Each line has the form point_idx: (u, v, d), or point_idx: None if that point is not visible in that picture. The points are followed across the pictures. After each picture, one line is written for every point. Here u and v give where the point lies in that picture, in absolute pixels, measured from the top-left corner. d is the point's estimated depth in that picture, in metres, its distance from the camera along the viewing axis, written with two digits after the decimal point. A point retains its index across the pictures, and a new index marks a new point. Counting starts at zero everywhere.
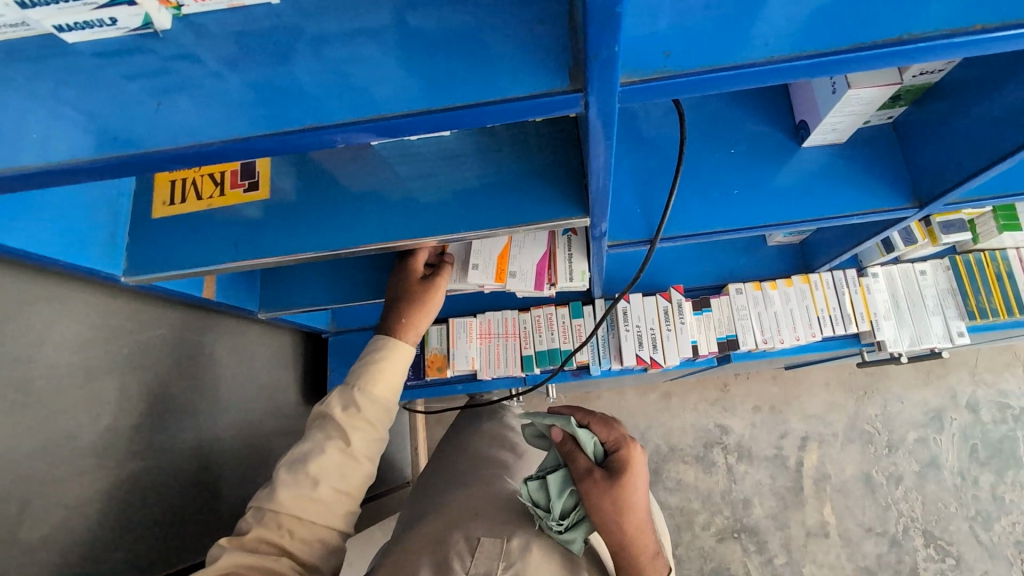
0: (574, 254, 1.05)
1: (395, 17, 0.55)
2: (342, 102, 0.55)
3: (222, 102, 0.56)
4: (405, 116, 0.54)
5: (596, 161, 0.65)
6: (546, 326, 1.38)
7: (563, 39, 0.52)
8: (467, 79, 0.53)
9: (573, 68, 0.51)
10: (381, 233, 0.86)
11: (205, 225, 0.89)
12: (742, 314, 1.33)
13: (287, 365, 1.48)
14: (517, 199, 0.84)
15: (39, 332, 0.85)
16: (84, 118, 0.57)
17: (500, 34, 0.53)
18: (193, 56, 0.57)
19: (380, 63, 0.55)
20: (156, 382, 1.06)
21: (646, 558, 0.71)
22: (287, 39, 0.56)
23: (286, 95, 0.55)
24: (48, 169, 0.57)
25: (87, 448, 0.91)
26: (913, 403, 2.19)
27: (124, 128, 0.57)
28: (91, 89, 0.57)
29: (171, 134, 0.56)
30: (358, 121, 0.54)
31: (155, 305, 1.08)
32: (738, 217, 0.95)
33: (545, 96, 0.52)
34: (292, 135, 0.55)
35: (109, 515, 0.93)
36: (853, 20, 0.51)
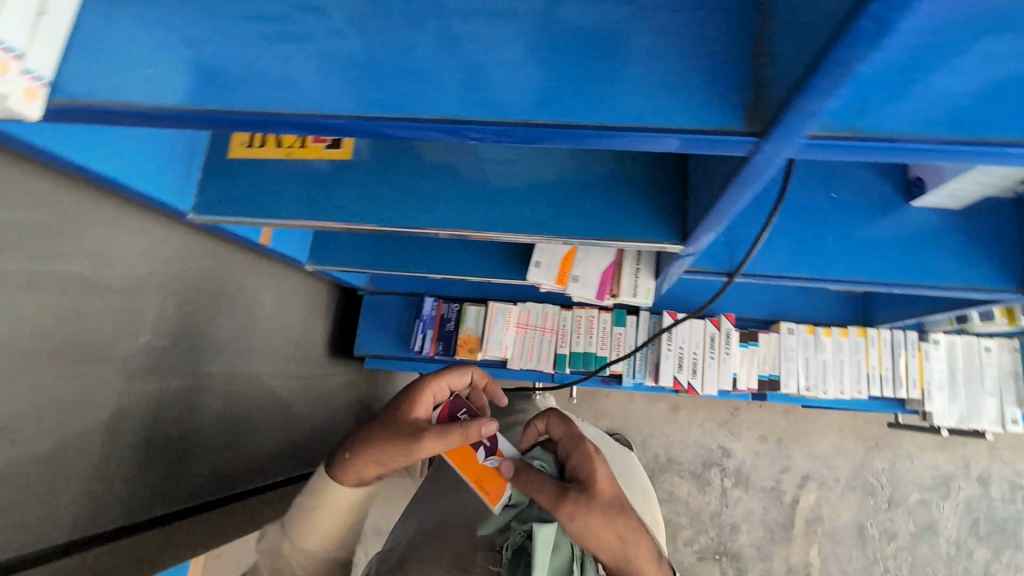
0: (642, 270, 1.00)
1: (548, 9, 0.51)
2: (480, 96, 0.50)
3: (347, 68, 0.51)
4: (546, 125, 0.48)
5: (724, 202, 0.59)
6: (585, 327, 1.35)
7: (743, 70, 0.47)
8: (621, 94, 0.48)
9: (752, 109, 0.46)
10: (464, 219, 0.82)
11: (281, 176, 0.85)
12: (789, 355, 1.29)
13: (321, 319, 1.47)
14: (611, 209, 0.79)
15: (101, 250, 0.81)
16: (199, 63, 0.52)
17: (669, 51, 0.48)
18: (322, 11, 0.52)
19: (532, 61, 0.50)
20: (197, 317, 1.03)
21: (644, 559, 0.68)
22: (423, 11, 0.52)
23: (417, 71, 0.51)
24: (150, 112, 0.52)
25: (129, 374, 0.89)
26: (923, 465, 2.15)
27: (238, 78, 0.52)
28: (211, 31, 0.53)
29: (288, 94, 0.51)
30: (498, 124, 0.49)
31: (208, 239, 1.05)
32: (827, 266, 0.90)
33: (712, 134, 0.46)
34: (424, 125, 0.50)
35: (140, 445, 0.91)
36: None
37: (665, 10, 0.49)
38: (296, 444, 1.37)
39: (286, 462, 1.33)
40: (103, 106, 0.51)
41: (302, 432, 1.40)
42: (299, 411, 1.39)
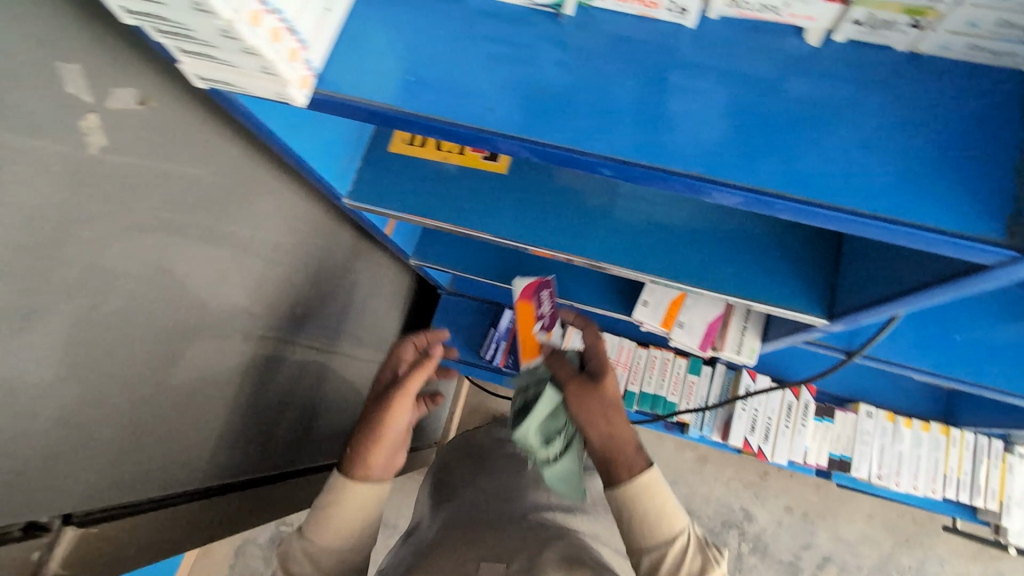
0: (749, 328, 1.00)
1: (788, 78, 0.49)
2: (716, 156, 0.48)
3: (582, 104, 0.51)
4: (782, 195, 0.47)
5: (913, 298, 0.58)
6: (659, 369, 1.34)
7: (1008, 182, 0.44)
8: (866, 179, 0.46)
9: (1017, 218, 0.43)
10: (604, 253, 0.82)
11: (433, 178, 0.85)
12: (865, 439, 1.25)
13: (397, 310, 1.47)
14: (760, 274, 0.77)
15: (262, 222, 0.81)
16: (450, 77, 0.52)
17: (923, 145, 0.46)
18: (567, 46, 0.52)
19: (783, 130, 0.48)
20: (313, 299, 1.03)
21: (629, 452, 0.73)
22: (662, 61, 0.51)
23: (653, 120, 0.50)
24: (386, 113, 0.52)
25: (259, 343, 0.90)
26: (953, 571, 2.07)
27: (475, 96, 0.52)
28: (461, 49, 0.53)
29: (523, 121, 0.51)
30: (753, 190, 0.47)
31: (341, 224, 1.05)
32: (955, 366, 0.88)
33: (970, 241, 0.44)
34: (673, 178, 0.49)
35: (251, 411, 0.92)
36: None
37: (917, 100, 0.47)
38: (356, 431, 1.36)
39: (345, 445, 1.32)
40: (358, 103, 0.51)
41: None
42: (363, 397, 1.38)
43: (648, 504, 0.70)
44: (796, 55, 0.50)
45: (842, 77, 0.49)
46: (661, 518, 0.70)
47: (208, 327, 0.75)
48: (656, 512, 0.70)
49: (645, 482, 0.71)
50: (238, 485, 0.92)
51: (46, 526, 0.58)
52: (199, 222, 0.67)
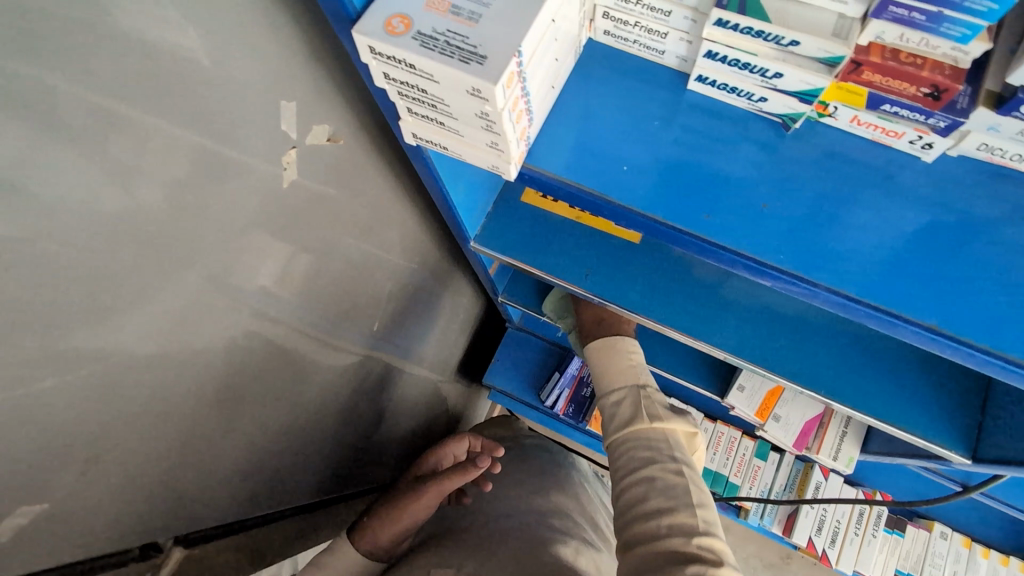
0: (849, 435, 0.95)
1: (1020, 230, 0.47)
2: (926, 298, 0.47)
3: (789, 218, 0.49)
4: (996, 354, 0.45)
5: None
6: (724, 448, 1.28)
7: None
8: None
9: None
10: (732, 343, 0.77)
11: (560, 234, 0.83)
12: (936, 561, 1.19)
13: (463, 337, 1.44)
14: (896, 395, 0.73)
15: (382, 248, 0.80)
16: (660, 170, 0.51)
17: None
18: (782, 156, 0.51)
19: (1019, 289, 0.47)
20: (400, 323, 1.01)
21: (591, 323, 0.87)
22: (880, 189, 0.49)
23: (863, 249, 0.48)
24: (585, 195, 0.51)
25: (349, 362, 0.88)
26: None
27: (680, 194, 0.50)
28: (673, 140, 0.52)
29: (726, 228, 0.49)
30: (989, 351, 0.46)
31: (439, 252, 1.03)
32: None
33: None
34: (903, 324, 0.47)
35: (328, 436, 0.92)
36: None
37: None
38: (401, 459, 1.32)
39: (395, 469, 1.30)
40: (564, 184, 0.51)
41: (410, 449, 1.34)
42: (421, 424, 1.36)
43: (610, 362, 0.81)
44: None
45: None
46: (620, 367, 0.80)
47: (314, 343, 0.73)
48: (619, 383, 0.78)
49: (602, 343, 0.83)
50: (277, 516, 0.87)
51: (162, 545, 0.64)
52: (334, 240, 0.67)
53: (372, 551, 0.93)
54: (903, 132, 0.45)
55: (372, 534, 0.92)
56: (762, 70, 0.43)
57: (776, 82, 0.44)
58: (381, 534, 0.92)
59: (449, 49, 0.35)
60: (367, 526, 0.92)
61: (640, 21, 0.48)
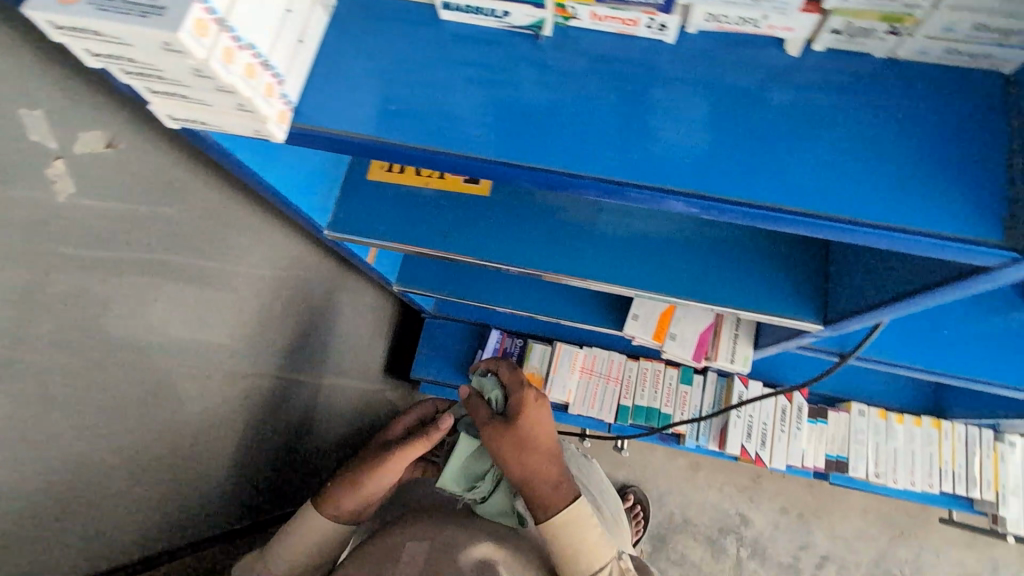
0: (741, 337, 0.99)
1: (772, 91, 0.50)
2: (701, 168, 0.49)
3: (570, 125, 0.51)
4: (772, 207, 0.48)
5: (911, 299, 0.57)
6: (651, 382, 1.32)
7: (990, 183, 0.46)
8: (854, 187, 0.48)
9: (1010, 224, 0.44)
10: (596, 272, 0.80)
11: (409, 203, 0.83)
12: (860, 438, 1.25)
13: (382, 337, 1.44)
14: (753, 282, 0.77)
15: (230, 253, 0.81)
16: (432, 104, 0.52)
17: (909, 151, 0.48)
18: (551, 67, 0.52)
19: (784, 145, 0.49)
20: (292, 334, 1.02)
21: (548, 488, 0.73)
22: (648, 80, 0.51)
23: (642, 140, 0.50)
24: (371, 145, 0.52)
25: (226, 374, 0.87)
26: (948, 561, 2.10)
27: (464, 122, 0.51)
28: (440, 72, 0.53)
29: (509, 146, 0.51)
30: (765, 206, 0.48)
31: (321, 256, 1.05)
32: (950, 363, 0.87)
33: (962, 241, 0.45)
34: (681, 198, 0.50)
35: (228, 455, 0.93)
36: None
37: (901, 109, 0.49)
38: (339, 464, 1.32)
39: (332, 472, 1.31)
40: (353, 138, 0.51)
41: (349, 451, 1.35)
42: (352, 428, 1.36)
43: (584, 535, 0.72)
44: (778, 68, 0.51)
45: (823, 88, 0.50)
46: (591, 545, 0.72)
47: (159, 354, 0.73)
48: (580, 548, 0.72)
49: (572, 516, 0.72)
50: (181, 548, 0.87)
51: None
52: (148, 246, 0.68)
53: (339, 518, 0.80)
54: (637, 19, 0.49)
55: (335, 500, 0.80)
56: None
57: None
58: (346, 501, 0.79)
59: (126, 6, 0.34)
60: (330, 492, 0.80)
61: None
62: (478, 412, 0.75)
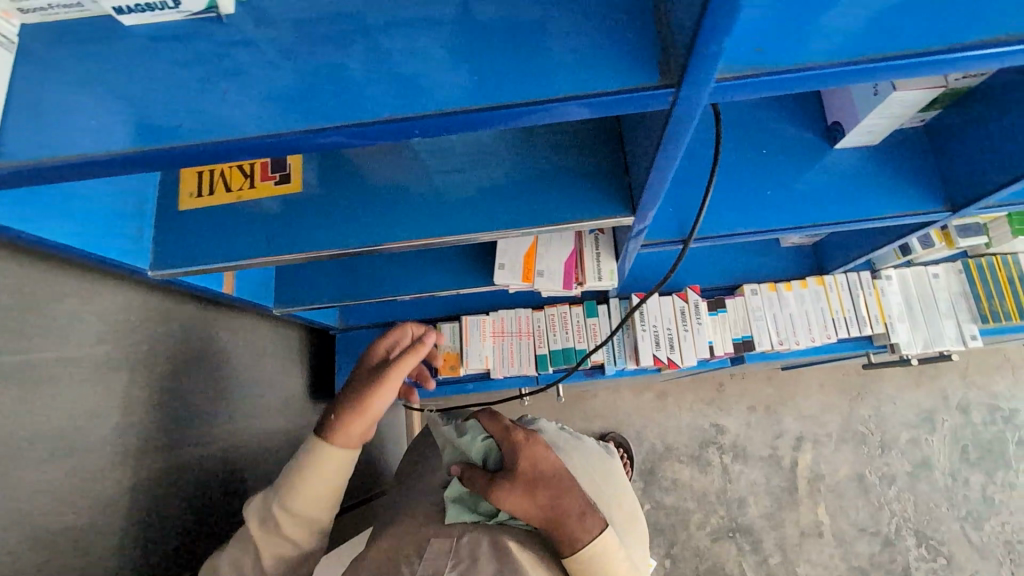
0: (602, 254, 1.02)
1: (462, 10, 0.55)
2: (411, 95, 0.53)
3: (284, 92, 0.54)
4: (479, 108, 0.52)
5: (661, 162, 0.62)
6: (560, 325, 1.35)
7: (645, 35, 0.51)
8: (545, 73, 0.52)
9: (664, 63, 0.50)
10: (417, 229, 0.87)
11: (232, 218, 0.88)
12: (757, 315, 1.31)
13: (297, 366, 1.45)
14: (558, 197, 0.84)
15: (57, 322, 0.81)
16: (140, 109, 0.54)
17: (574, 26, 0.53)
18: (253, 44, 0.55)
19: (476, 54, 0.53)
20: (170, 380, 1.03)
21: (573, 520, 0.76)
22: (351, 32, 0.55)
23: (354, 86, 0.54)
24: (102, 161, 0.53)
25: (94, 441, 0.86)
26: (905, 404, 2.24)
27: (182, 118, 0.54)
28: (141, 76, 0.54)
29: (231, 125, 0.53)
30: (474, 109, 0.52)
31: (176, 300, 1.06)
32: (771, 218, 0.95)
33: (631, 91, 0.50)
34: (399, 124, 0.53)
35: (142, 515, 0.95)
36: (893, 30, 0.51)
37: None
38: None
39: None
40: (82, 159, 0.53)
41: None
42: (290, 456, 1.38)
43: (611, 565, 0.77)
44: None
45: None
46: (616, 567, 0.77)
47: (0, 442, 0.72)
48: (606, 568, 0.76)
49: (601, 543, 0.76)
50: None
51: None
52: None
53: (352, 445, 0.84)
54: None
55: (343, 430, 0.83)
56: (165, 4, 0.52)
57: (185, 7, 0.53)
58: (353, 428, 0.84)
59: None
60: (337, 423, 0.83)
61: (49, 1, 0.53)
62: (484, 475, 0.80)
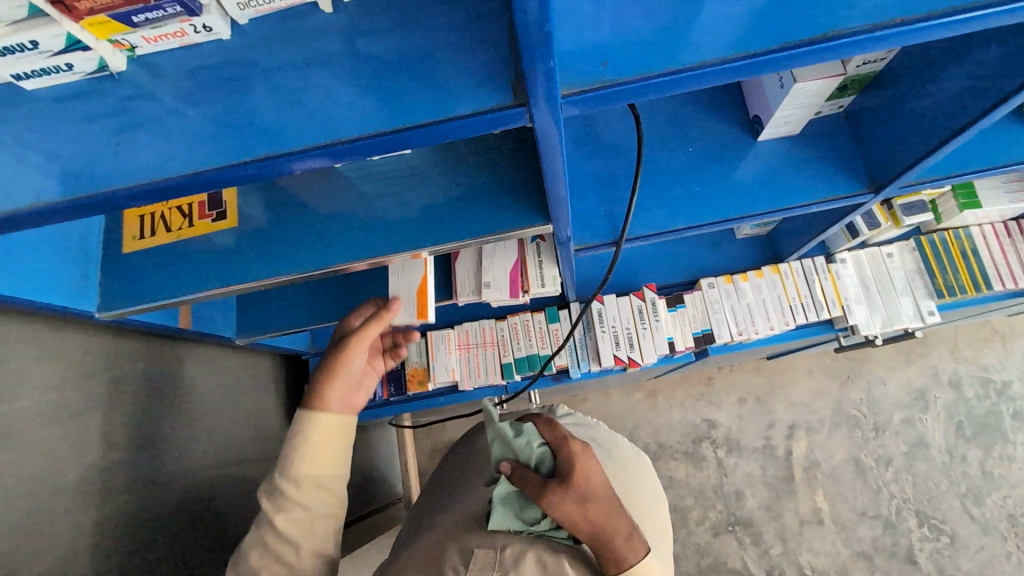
0: (544, 261, 1.06)
1: (348, 45, 0.57)
2: (298, 129, 0.56)
3: (183, 136, 0.57)
4: (359, 138, 0.55)
5: (551, 166, 0.67)
6: (523, 333, 1.37)
7: (505, 55, 0.54)
8: (418, 99, 0.55)
9: (515, 82, 0.53)
10: (357, 253, 0.89)
11: (176, 256, 0.92)
12: (716, 308, 1.34)
13: (270, 392, 1.49)
14: (483, 211, 0.87)
15: (13, 370, 0.86)
16: (41, 165, 0.57)
17: (442, 51, 0.55)
18: (151, 95, 0.58)
19: (354, 85, 0.56)
20: (137, 415, 1.07)
21: (621, 542, 0.73)
22: (241, 73, 0.57)
23: (244, 126, 0.57)
24: (14, 214, 0.58)
25: (60, 484, 0.90)
26: (896, 384, 2.23)
27: (84, 168, 0.57)
28: (48, 134, 0.58)
29: (131, 172, 0.57)
30: (354, 138, 0.55)
31: (140, 338, 1.10)
32: (701, 213, 0.98)
33: (490, 111, 0.53)
34: (290, 157, 0.57)
35: (117, 551, 0.98)
36: (732, 39, 0.55)
37: (436, 22, 0.55)
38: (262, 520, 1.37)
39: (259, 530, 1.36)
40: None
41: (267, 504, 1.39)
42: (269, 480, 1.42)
43: None
44: (341, 26, 0.57)
45: (378, 28, 0.56)
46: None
47: None
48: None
49: (641, 570, 0.73)
50: None
51: None
52: None
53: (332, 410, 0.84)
54: (182, 29, 0.55)
55: (319, 398, 0.83)
56: (59, 69, 0.55)
57: (80, 69, 0.56)
58: (332, 394, 0.84)
59: None
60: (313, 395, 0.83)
61: None
62: (532, 479, 0.75)
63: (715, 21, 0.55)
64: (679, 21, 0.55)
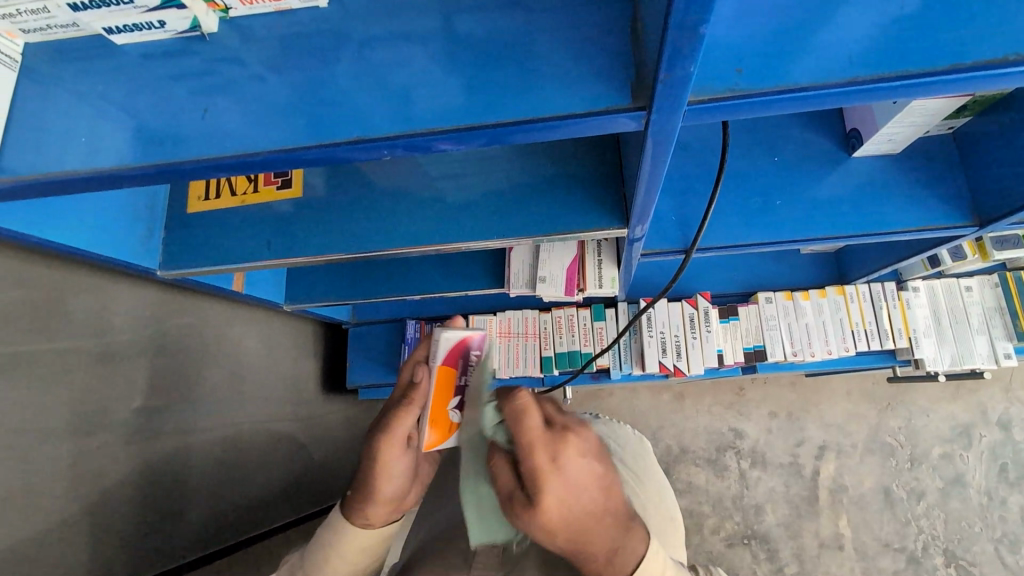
0: (604, 260, 1.02)
1: (445, 22, 0.53)
2: (388, 110, 0.52)
3: (267, 105, 0.54)
4: (449, 128, 0.51)
5: (645, 173, 0.62)
6: (566, 328, 1.34)
7: (623, 51, 0.50)
8: (519, 89, 0.50)
9: (636, 84, 0.49)
10: (417, 236, 0.86)
11: (239, 223, 0.91)
12: (771, 324, 1.27)
13: (308, 358, 1.50)
14: (554, 206, 0.83)
15: (72, 317, 0.87)
16: (122, 126, 0.55)
17: (549, 40, 0.51)
18: (239, 60, 0.55)
19: (452, 68, 0.52)
20: (183, 369, 1.08)
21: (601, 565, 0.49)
22: (331, 43, 0.54)
23: (329, 101, 0.53)
24: (92, 174, 0.55)
25: (109, 432, 0.93)
26: (939, 417, 2.13)
27: (169, 134, 0.55)
28: (133, 95, 0.56)
29: (213, 141, 0.54)
30: (444, 128, 0.51)
31: (189, 296, 1.11)
32: (780, 229, 0.92)
33: (601, 113, 0.49)
34: (374, 143, 0.52)
35: (156, 499, 1.00)
36: (886, 56, 0.48)
37: (544, 6, 0.52)
38: (297, 481, 1.39)
39: (291, 492, 1.37)
40: (75, 174, 0.55)
41: (298, 468, 1.40)
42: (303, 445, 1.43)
43: None
44: (441, 3, 0.53)
45: (481, 7, 0.53)
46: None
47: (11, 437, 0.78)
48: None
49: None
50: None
51: None
52: None
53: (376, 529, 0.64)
54: None
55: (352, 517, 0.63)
56: (151, 25, 0.53)
57: (171, 27, 0.54)
58: (373, 515, 0.63)
59: None
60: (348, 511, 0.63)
61: (17, 7, 0.50)
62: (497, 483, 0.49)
63: (863, 33, 0.49)
64: (819, 30, 0.49)
